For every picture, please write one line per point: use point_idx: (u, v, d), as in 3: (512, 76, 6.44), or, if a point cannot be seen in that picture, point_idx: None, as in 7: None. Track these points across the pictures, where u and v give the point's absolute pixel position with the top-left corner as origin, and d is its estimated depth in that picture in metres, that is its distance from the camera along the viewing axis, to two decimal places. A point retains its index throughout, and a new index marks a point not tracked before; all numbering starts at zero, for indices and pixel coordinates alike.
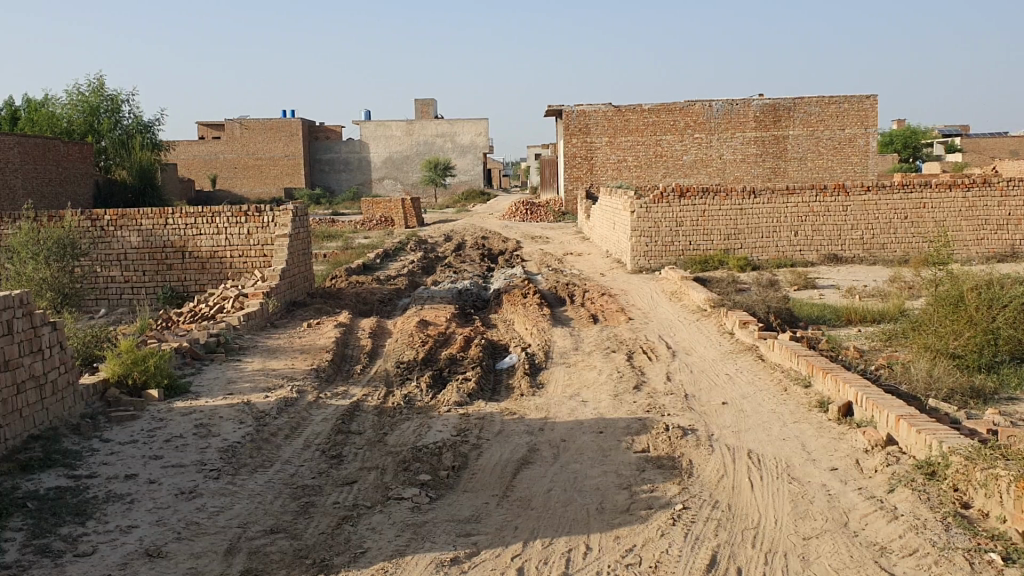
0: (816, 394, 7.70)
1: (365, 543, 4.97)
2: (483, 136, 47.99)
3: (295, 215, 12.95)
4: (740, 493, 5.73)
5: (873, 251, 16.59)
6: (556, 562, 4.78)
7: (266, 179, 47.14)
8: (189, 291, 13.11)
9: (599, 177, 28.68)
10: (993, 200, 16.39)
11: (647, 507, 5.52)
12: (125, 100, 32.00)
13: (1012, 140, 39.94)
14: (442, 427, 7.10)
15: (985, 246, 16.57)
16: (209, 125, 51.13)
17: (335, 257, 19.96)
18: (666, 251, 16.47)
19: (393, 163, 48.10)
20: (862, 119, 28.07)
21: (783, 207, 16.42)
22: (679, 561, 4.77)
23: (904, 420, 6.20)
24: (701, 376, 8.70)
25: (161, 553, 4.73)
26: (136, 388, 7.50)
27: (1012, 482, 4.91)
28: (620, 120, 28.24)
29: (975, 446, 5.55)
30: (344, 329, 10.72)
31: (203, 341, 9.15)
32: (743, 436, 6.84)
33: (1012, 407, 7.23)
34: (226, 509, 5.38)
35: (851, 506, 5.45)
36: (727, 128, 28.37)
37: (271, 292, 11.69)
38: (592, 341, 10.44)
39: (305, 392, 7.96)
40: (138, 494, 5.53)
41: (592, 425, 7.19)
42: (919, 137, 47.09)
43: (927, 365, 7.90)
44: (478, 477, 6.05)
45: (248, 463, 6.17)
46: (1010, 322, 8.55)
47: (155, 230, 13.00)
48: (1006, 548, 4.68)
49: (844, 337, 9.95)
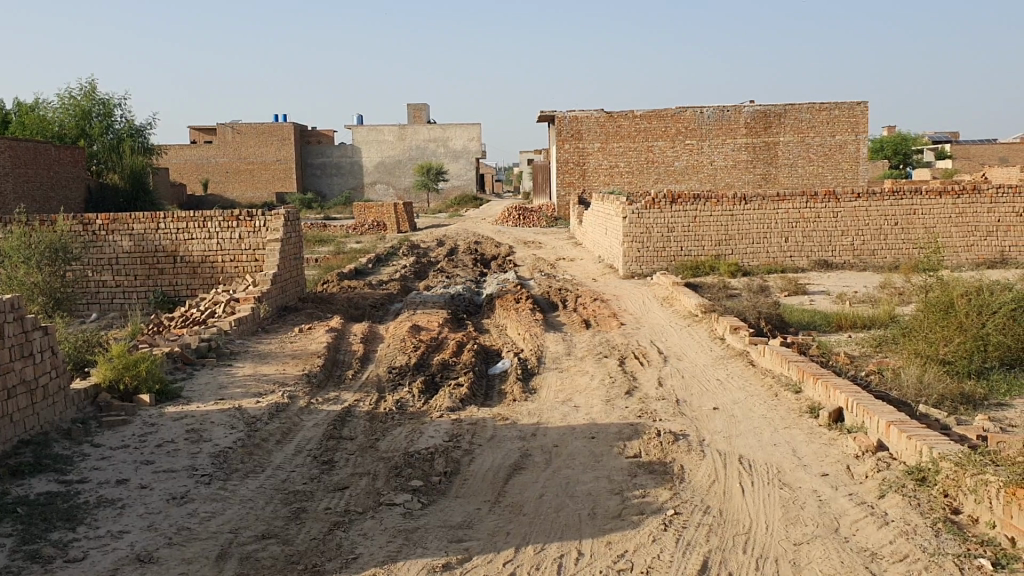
0: (805, 399, 7.73)
1: (356, 550, 4.96)
2: (476, 141, 48.34)
3: (287, 220, 12.97)
4: (731, 498, 5.75)
5: (864, 258, 16.62)
6: (547, 569, 4.78)
7: (258, 183, 47.10)
8: (181, 296, 13.11)
9: (591, 183, 28.79)
10: (982, 208, 16.49)
11: (639, 512, 5.53)
12: (118, 104, 31.90)
13: (1001, 148, 40.05)
14: (433, 432, 7.10)
15: (975, 253, 16.61)
16: (201, 128, 51.05)
17: (326, 261, 20.03)
18: (656, 256, 16.50)
19: (385, 168, 48.20)
20: (853, 125, 28.17)
21: (773, 213, 16.45)
22: (669, 566, 4.79)
23: (894, 426, 6.23)
24: (692, 381, 8.72)
25: (152, 559, 4.73)
26: (127, 393, 7.52)
27: (1001, 489, 4.95)
28: (613, 126, 28.34)
29: (965, 452, 5.59)
30: (337, 334, 10.72)
31: (194, 346, 9.15)
32: (734, 442, 6.86)
33: (1001, 413, 7.24)
34: (218, 515, 5.38)
35: (842, 513, 5.46)
36: (719, 133, 28.45)
37: (263, 296, 11.65)
38: (585, 346, 10.47)
39: (297, 397, 7.97)
40: (129, 499, 5.52)
41: (583, 430, 7.19)
42: (907, 144, 47.19)
43: (916, 372, 7.95)
44: (470, 483, 6.05)
45: (240, 468, 6.18)
46: (1000, 329, 8.56)
47: (147, 234, 12.98)
48: (995, 553, 4.69)
49: (834, 343, 9.99)
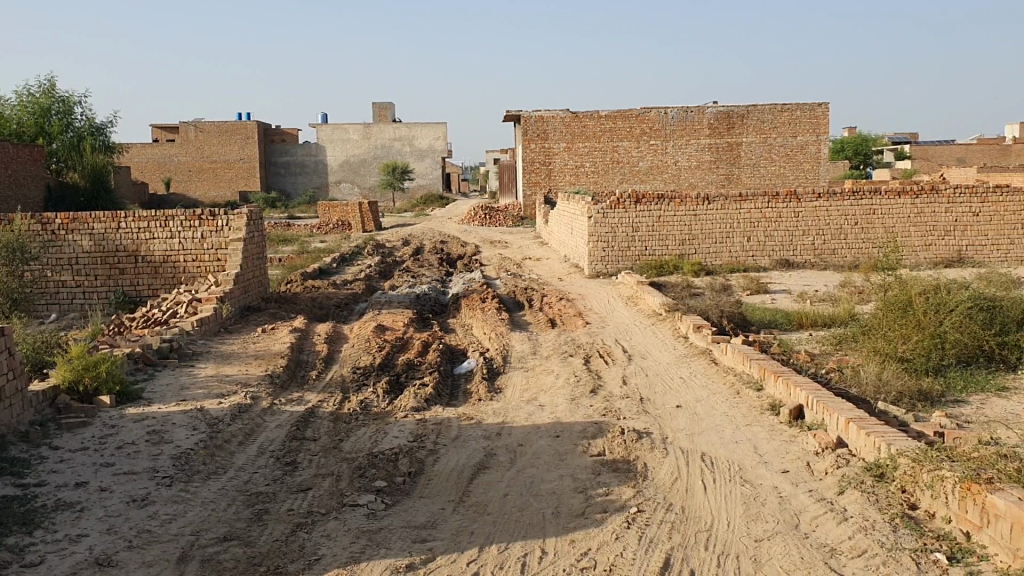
0: (767, 397, 7.81)
1: (319, 551, 4.94)
2: (442, 140, 48.24)
3: (250, 220, 12.88)
4: (693, 495, 5.79)
5: (824, 257, 16.82)
6: (510, 568, 4.79)
7: (221, 182, 46.66)
8: (142, 296, 12.96)
9: (556, 182, 28.86)
10: (940, 208, 16.75)
11: (603, 510, 5.56)
12: (77, 103, 31.45)
13: (958, 149, 40.67)
14: (397, 433, 7.08)
15: (933, 253, 16.85)
16: (163, 127, 50.49)
17: (289, 261, 19.88)
18: (621, 255, 16.58)
19: (350, 167, 47.96)
20: (814, 126, 28.48)
21: (736, 213, 16.59)
22: (632, 563, 4.82)
23: (853, 423, 6.31)
24: (655, 380, 8.77)
25: (111, 563, 4.67)
26: (87, 394, 7.42)
27: (957, 484, 5.03)
28: (578, 126, 28.44)
29: (922, 448, 5.68)
30: (301, 334, 10.65)
31: (156, 347, 9.05)
32: (697, 439, 6.92)
33: (958, 410, 7.36)
34: (179, 517, 5.33)
35: (802, 509, 5.52)
36: (683, 134, 28.64)
37: (225, 296, 11.55)
38: (550, 346, 10.50)
39: (260, 398, 7.91)
40: (88, 502, 5.45)
41: (548, 429, 7.21)
42: (867, 145, 47.79)
43: (876, 369, 8.06)
44: (434, 483, 6.05)
45: (202, 470, 6.12)
46: (957, 327, 8.70)
47: (107, 234, 12.81)
48: (950, 548, 4.77)
49: (795, 341, 10.10)
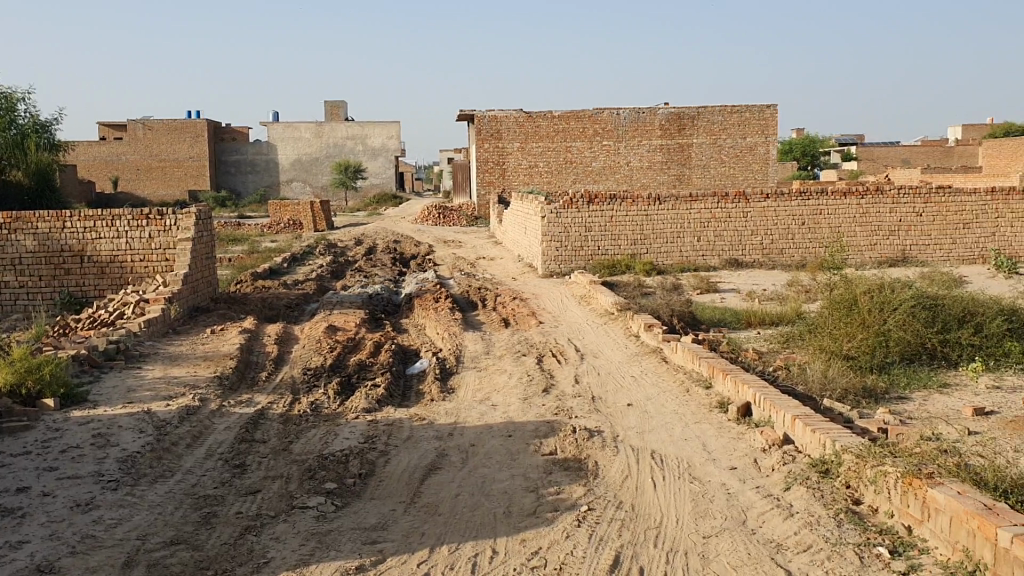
0: (716, 395, 7.90)
1: (268, 553, 4.90)
2: (395, 139, 47.97)
3: (199, 219, 12.72)
4: (643, 493, 5.85)
5: (773, 257, 17.05)
6: (461, 568, 4.79)
7: (170, 181, 45.97)
8: (88, 297, 12.73)
9: (510, 182, 28.89)
10: (884, 208, 17.07)
11: (554, 509, 5.59)
12: (20, 99, 30.72)
13: (902, 150, 41.49)
14: (348, 434, 7.04)
15: (878, 252, 17.17)
16: (110, 125, 49.61)
17: (239, 261, 19.60)
18: (573, 255, 16.66)
19: (302, 165, 47.50)
20: (763, 127, 28.86)
21: (687, 213, 16.75)
22: (582, 561, 4.85)
23: (799, 420, 6.41)
24: (607, 378, 8.83)
25: (53, 569, 4.59)
26: (30, 397, 7.25)
27: (899, 478, 5.14)
28: (531, 126, 28.50)
29: (865, 444, 5.78)
30: (251, 335, 10.54)
31: (102, 349, 8.89)
32: (647, 437, 6.98)
33: (901, 406, 7.51)
34: (124, 521, 5.25)
35: (749, 505, 5.60)
36: (635, 134, 28.85)
37: (173, 297, 11.39)
38: (503, 345, 10.51)
39: (209, 400, 7.82)
40: (31, 507, 5.35)
41: (500, 429, 7.22)
42: (815, 146, 48.55)
43: (822, 367, 8.19)
44: (385, 484, 6.03)
45: (149, 473, 6.03)
46: (900, 325, 8.87)
47: (52, 234, 12.56)
48: (892, 541, 4.88)
49: (744, 340, 10.23)
